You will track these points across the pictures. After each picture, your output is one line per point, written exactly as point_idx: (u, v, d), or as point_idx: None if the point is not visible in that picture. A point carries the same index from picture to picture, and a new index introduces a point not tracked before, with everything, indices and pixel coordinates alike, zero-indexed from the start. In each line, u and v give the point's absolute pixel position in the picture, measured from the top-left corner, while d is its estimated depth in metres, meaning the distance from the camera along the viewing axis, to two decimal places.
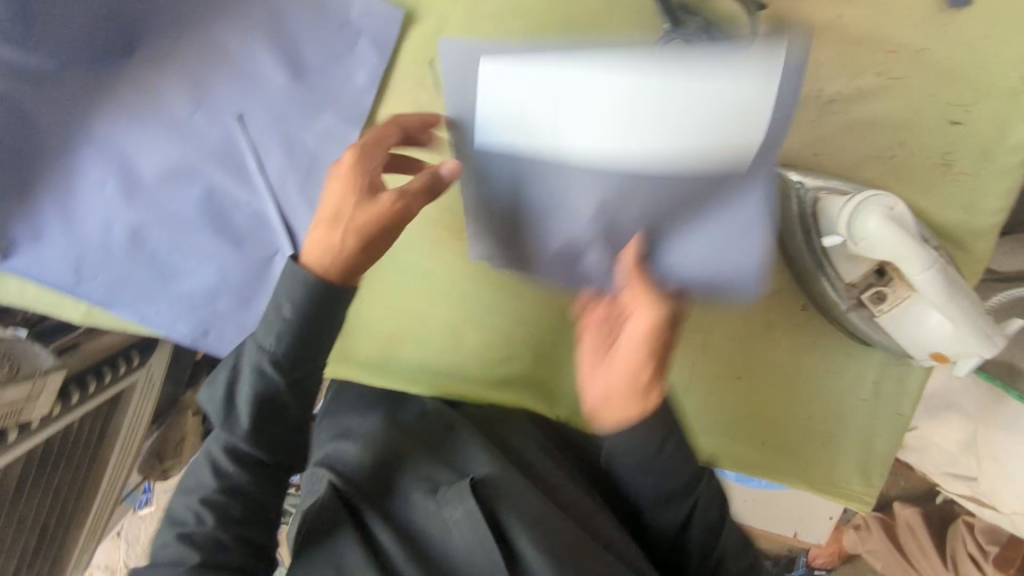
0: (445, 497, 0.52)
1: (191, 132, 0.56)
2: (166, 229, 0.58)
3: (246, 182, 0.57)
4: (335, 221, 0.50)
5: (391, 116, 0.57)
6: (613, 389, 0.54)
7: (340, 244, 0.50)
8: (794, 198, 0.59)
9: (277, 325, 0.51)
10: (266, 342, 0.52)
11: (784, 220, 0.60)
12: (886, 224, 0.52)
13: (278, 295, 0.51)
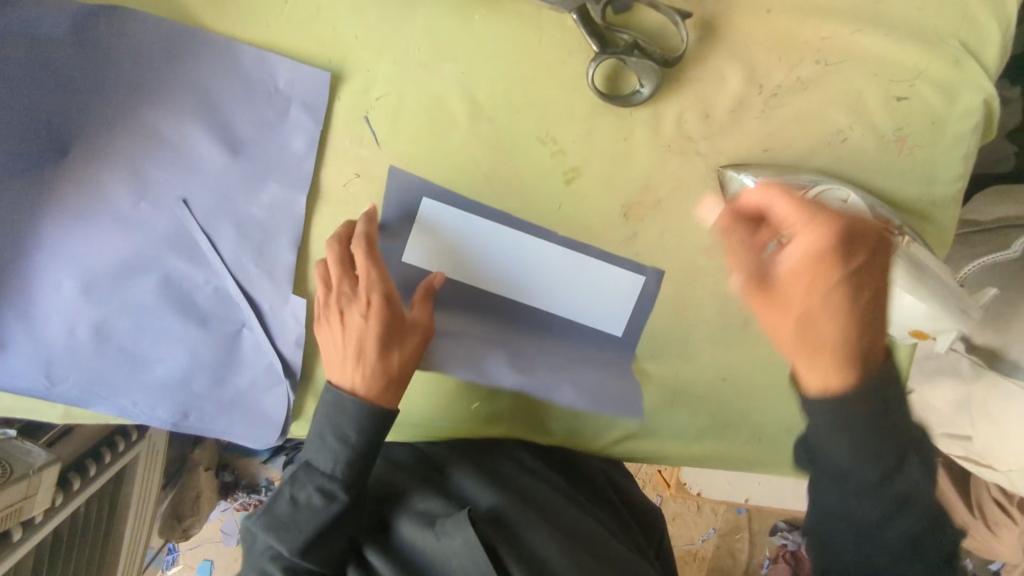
0: (444, 529, 0.51)
1: (139, 223, 0.56)
2: (129, 321, 0.58)
3: (201, 263, 0.57)
4: (345, 350, 0.54)
5: (335, 177, 0.57)
6: (795, 355, 0.46)
7: (365, 363, 0.54)
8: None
9: (340, 452, 0.53)
10: (325, 468, 0.53)
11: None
12: (836, 222, 0.50)
13: (330, 427, 0.54)
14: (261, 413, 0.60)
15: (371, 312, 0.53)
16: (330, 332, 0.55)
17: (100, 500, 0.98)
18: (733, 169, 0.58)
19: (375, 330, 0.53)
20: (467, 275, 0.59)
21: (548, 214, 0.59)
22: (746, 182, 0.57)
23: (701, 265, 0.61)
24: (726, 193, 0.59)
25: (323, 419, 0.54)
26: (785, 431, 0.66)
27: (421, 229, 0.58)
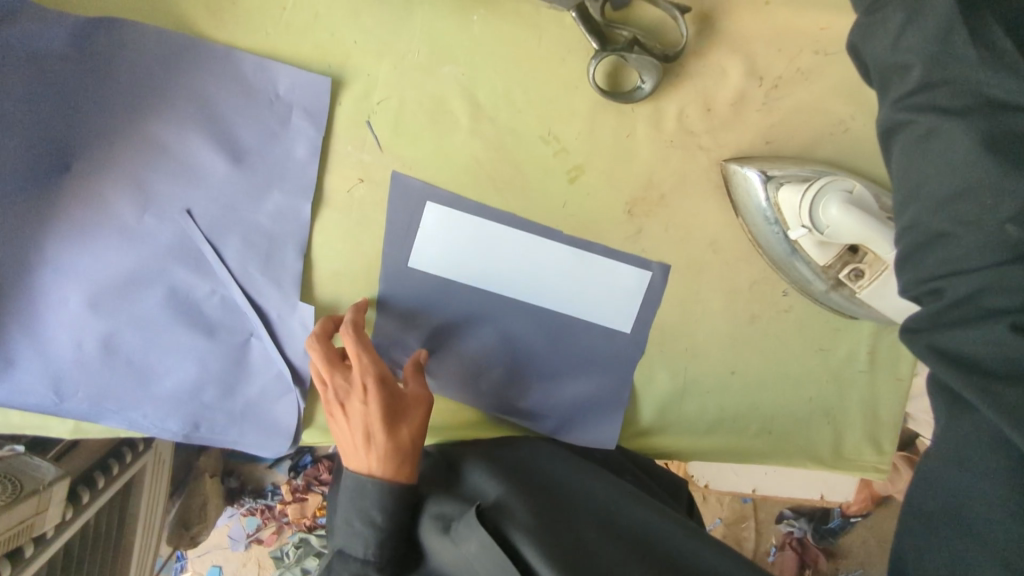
0: (458, 535, 0.52)
1: (143, 235, 0.56)
2: (137, 334, 0.57)
3: (207, 273, 0.57)
4: (355, 438, 0.55)
5: (339, 183, 0.57)
6: None
7: (374, 446, 0.54)
8: (756, 190, 0.58)
9: (367, 535, 0.53)
10: (358, 553, 0.54)
11: (749, 214, 0.59)
12: (846, 211, 0.50)
13: (353, 512, 0.54)
14: (271, 423, 0.60)
15: (369, 398, 0.54)
16: (339, 424, 0.56)
17: (110, 510, 0.98)
18: (737, 162, 0.58)
19: (375, 414, 0.54)
20: (474, 274, 0.58)
21: (554, 212, 0.59)
22: (751, 174, 0.58)
23: (707, 258, 0.61)
24: (730, 187, 0.59)
25: (348, 504, 0.55)
26: (796, 422, 0.66)
27: (426, 229, 0.57)
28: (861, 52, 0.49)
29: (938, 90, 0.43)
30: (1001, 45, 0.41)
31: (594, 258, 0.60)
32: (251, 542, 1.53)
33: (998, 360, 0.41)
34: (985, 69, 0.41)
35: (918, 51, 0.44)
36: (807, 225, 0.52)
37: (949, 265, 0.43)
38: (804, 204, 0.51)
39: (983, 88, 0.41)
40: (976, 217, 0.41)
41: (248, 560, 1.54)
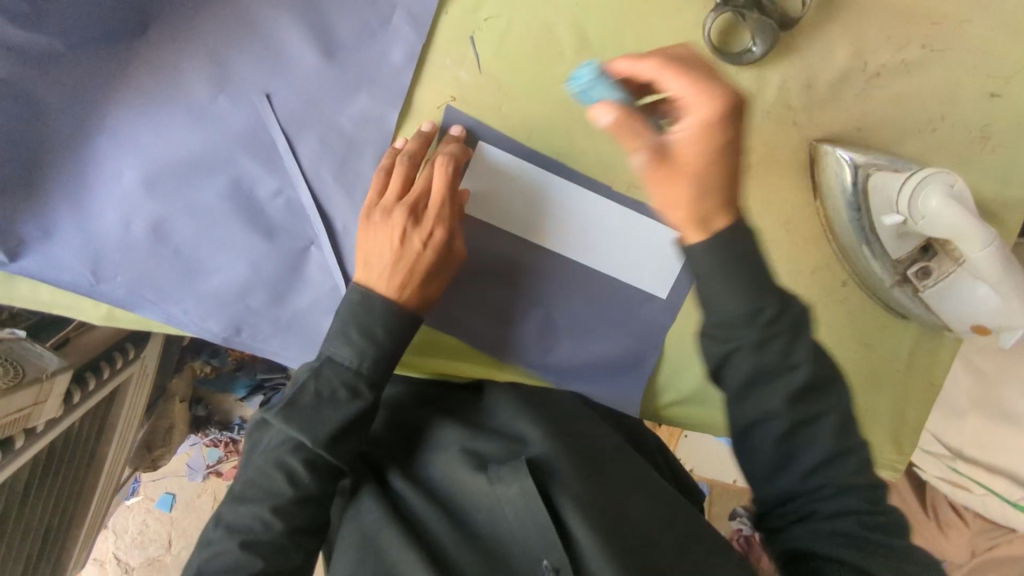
0: (498, 475, 0.49)
1: (214, 118, 0.52)
2: (190, 222, 0.54)
3: (276, 168, 0.53)
4: (391, 252, 0.51)
5: (430, 97, 0.54)
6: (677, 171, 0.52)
7: (404, 260, 0.51)
8: (844, 174, 0.57)
9: (365, 350, 0.50)
10: (350, 361, 0.50)
11: (830, 197, 0.59)
12: (948, 203, 0.50)
13: (358, 323, 0.51)
14: (317, 337, 0.57)
15: (435, 230, 0.51)
16: (380, 228, 0.52)
17: (93, 416, 0.94)
18: (829, 143, 0.58)
19: (434, 249, 0.51)
20: (523, 232, 0.57)
21: (639, 164, 0.57)
22: (842, 157, 0.57)
23: (777, 235, 0.61)
24: (815, 167, 0.59)
25: (348, 313, 0.51)
26: None
27: (477, 171, 0.56)
28: (717, 354, 0.43)
29: (753, 368, 0.42)
30: (716, 346, 0.43)
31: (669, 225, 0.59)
32: (210, 473, 1.49)
33: (849, 526, 0.43)
34: (754, 386, 0.42)
35: (739, 340, 0.42)
36: (903, 213, 0.53)
37: (775, 468, 0.44)
38: (907, 190, 0.52)
39: (767, 386, 0.42)
40: (803, 419, 0.42)
41: (204, 491, 1.50)
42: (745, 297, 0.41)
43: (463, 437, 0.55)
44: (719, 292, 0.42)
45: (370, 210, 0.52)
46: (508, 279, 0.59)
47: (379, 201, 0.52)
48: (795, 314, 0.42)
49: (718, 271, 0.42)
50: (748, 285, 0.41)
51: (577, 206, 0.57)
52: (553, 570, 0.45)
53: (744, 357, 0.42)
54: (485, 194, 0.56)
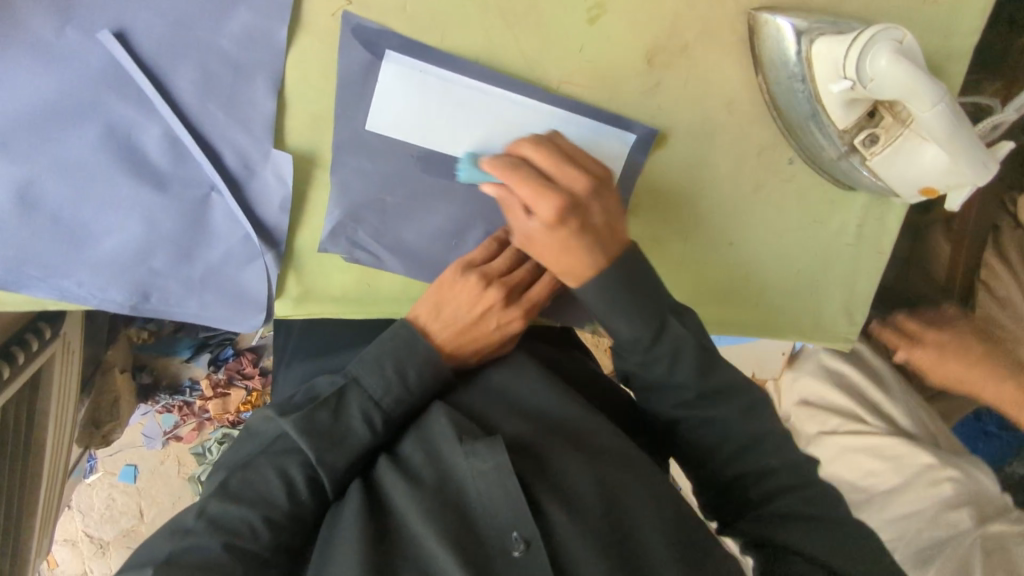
0: (474, 450, 0.48)
1: (64, 56, 0.44)
2: (63, 182, 0.46)
3: (152, 107, 0.46)
4: (466, 322, 0.55)
5: (321, 2, 0.46)
6: (554, 252, 0.49)
7: (479, 326, 0.56)
8: (787, 43, 0.53)
9: (393, 381, 0.53)
10: (372, 391, 0.52)
11: (772, 66, 0.55)
12: (896, 62, 0.47)
13: (392, 357, 0.53)
14: (239, 292, 0.52)
15: (515, 318, 0.56)
16: (568, 233, 0.47)
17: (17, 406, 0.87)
18: (768, 12, 0.53)
19: (503, 334, 0.57)
20: (438, 143, 0.51)
21: (568, 58, 0.52)
22: (783, 26, 0.53)
23: (720, 120, 0.57)
24: (756, 40, 0.55)
25: (381, 350, 0.54)
26: (773, 291, 0.66)
27: (386, 85, 0.49)
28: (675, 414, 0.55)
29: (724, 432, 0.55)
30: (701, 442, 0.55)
31: (603, 121, 0.55)
32: (169, 439, 1.45)
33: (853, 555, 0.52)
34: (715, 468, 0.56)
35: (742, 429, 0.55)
36: (850, 77, 0.50)
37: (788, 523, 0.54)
38: (853, 53, 0.49)
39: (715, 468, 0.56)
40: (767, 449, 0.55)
41: (166, 457, 1.46)
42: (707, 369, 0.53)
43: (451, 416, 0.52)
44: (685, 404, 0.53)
45: (464, 269, 0.54)
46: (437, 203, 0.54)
47: (480, 265, 0.55)
48: (750, 397, 0.55)
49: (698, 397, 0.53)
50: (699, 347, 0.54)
51: (507, 112, 0.52)
52: (523, 540, 0.45)
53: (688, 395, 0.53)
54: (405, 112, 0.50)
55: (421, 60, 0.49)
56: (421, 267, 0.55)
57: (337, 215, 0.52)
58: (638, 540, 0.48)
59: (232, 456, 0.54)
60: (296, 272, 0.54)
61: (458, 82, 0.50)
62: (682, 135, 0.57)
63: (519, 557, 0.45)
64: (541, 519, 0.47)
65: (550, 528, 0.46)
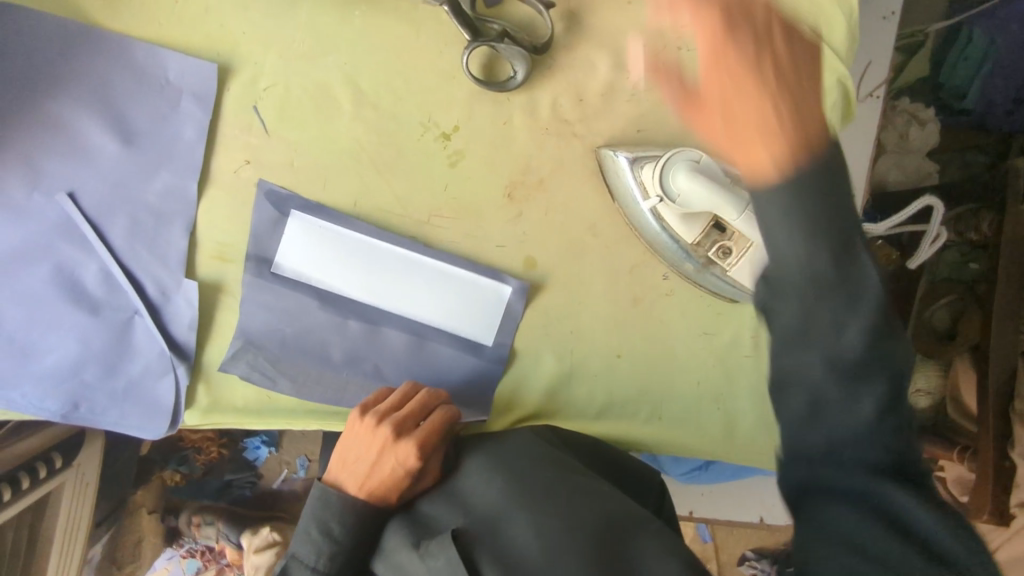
0: (427, 551, 0.51)
1: (30, 214, 0.58)
2: (19, 310, 0.58)
3: (90, 250, 0.59)
4: (369, 468, 0.57)
5: (224, 163, 0.59)
6: None
7: (378, 473, 0.57)
8: (625, 173, 0.60)
9: (321, 544, 0.55)
10: (308, 559, 0.55)
11: (621, 196, 0.61)
12: (689, 178, 0.55)
13: (314, 522, 0.56)
14: (154, 401, 0.61)
15: (409, 451, 0.56)
16: (735, 50, 0.33)
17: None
18: (609, 148, 0.61)
19: (409, 471, 0.57)
20: (331, 284, 0.61)
21: (435, 195, 0.62)
22: (620, 159, 0.60)
23: (586, 241, 0.64)
24: (604, 172, 0.62)
25: (309, 515, 0.57)
26: (680, 407, 0.66)
27: (278, 228, 0.60)
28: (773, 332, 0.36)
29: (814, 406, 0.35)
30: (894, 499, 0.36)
31: (480, 273, 0.62)
32: None
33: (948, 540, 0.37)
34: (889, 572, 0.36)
35: (809, 289, 0.33)
36: (659, 194, 0.58)
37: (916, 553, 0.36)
38: (655, 174, 0.57)
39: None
40: (854, 451, 0.36)
41: None
42: (812, 267, 0.33)
43: (411, 530, 0.54)
44: (799, 372, 0.35)
45: (363, 414, 0.59)
46: (327, 326, 0.61)
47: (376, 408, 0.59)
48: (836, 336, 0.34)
49: (799, 396, 0.36)
50: (879, 334, 0.34)
51: (392, 263, 0.61)
52: None
53: (846, 413, 0.35)
54: (291, 244, 0.60)
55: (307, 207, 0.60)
56: (315, 382, 0.62)
57: (239, 343, 0.61)
58: None
59: None
60: (206, 384, 0.62)
61: (339, 221, 0.60)
62: (553, 257, 0.64)
63: None
64: None
65: None
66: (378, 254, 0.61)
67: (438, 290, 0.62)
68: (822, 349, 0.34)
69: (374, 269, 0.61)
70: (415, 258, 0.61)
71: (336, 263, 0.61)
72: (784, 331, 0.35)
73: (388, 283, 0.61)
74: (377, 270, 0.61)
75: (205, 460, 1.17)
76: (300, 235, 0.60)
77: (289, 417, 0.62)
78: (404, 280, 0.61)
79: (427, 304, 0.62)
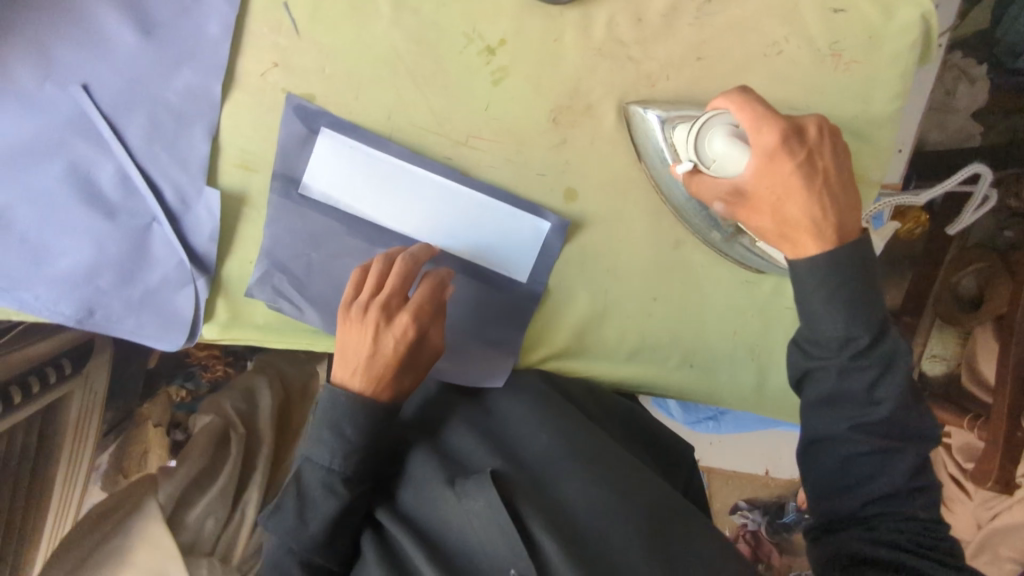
0: (464, 490, 0.50)
1: (43, 105, 0.54)
2: (32, 208, 0.55)
3: (107, 149, 0.55)
4: (367, 356, 0.53)
5: (251, 65, 0.55)
6: None
7: (377, 359, 0.54)
8: (654, 132, 0.57)
9: (337, 446, 0.52)
10: (322, 460, 0.52)
11: (648, 155, 0.58)
12: (729, 143, 0.48)
13: (328, 421, 0.53)
14: (172, 312, 0.58)
15: (405, 325, 0.53)
16: (790, 170, 0.46)
17: (8, 436, 0.88)
18: (638, 105, 0.57)
19: (407, 345, 0.53)
20: (362, 210, 0.57)
21: (475, 115, 0.58)
22: (650, 117, 0.57)
23: (631, 176, 0.60)
24: (630, 130, 0.58)
25: (322, 415, 0.54)
26: (714, 356, 0.64)
27: (307, 141, 0.56)
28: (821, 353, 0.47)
29: (839, 387, 0.46)
30: (880, 447, 0.47)
31: (519, 206, 0.59)
32: None
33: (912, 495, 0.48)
34: (862, 486, 0.47)
35: (859, 326, 0.45)
36: (693, 159, 0.51)
37: (874, 488, 0.47)
38: (690, 136, 0.50)
39: (864, 490, 0.47)
40: (865, 404, 0.46)
41: None
42: (859, 327, 0.45)
43: (439, 469, 0.54)
44: (830, 341, 0.46)
45: (349, 308, 0.54)
46: (353, 248, 0.58)
47: (359, 296, 0.54)
48: (890, 342, 0.46)
49: (833, 368, 0.46)
50: (857, 314, 0.45)
51: (429, 190, 0.57)
52: None
53: (827, 374, 0.47)
54: (318, 158, 0.56)
55: (340, 122, 0.56)
56: (338, 312, 0.59)
57: (264, 264, 0.58)
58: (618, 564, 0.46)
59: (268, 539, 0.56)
60: (225, 298, 0.59)
61: (376, 148, 0.56)
62: (594, 191, 0.60)
63: None
64: (535, 551, 0.47)
65: (539, 544, 0.47)
66: (412, 185, 0.57)
67: (472, 227, 0.59)
68: (843, 324, 0.45)
69: (407, 199, 0.57)
70: (452, 191, 0.58)
71: (367, 191, 0.57)
72: (843, 328, 0.45)
73: (420, 216, 0.58)
74: (410, 201, 0.57)
75: (211, 376, 1.17)
76: (331, 156, 0.56)
77: (311, 338, 0.60)
78: (437, 214, 0.58)
79: (460, 240, 0.59)
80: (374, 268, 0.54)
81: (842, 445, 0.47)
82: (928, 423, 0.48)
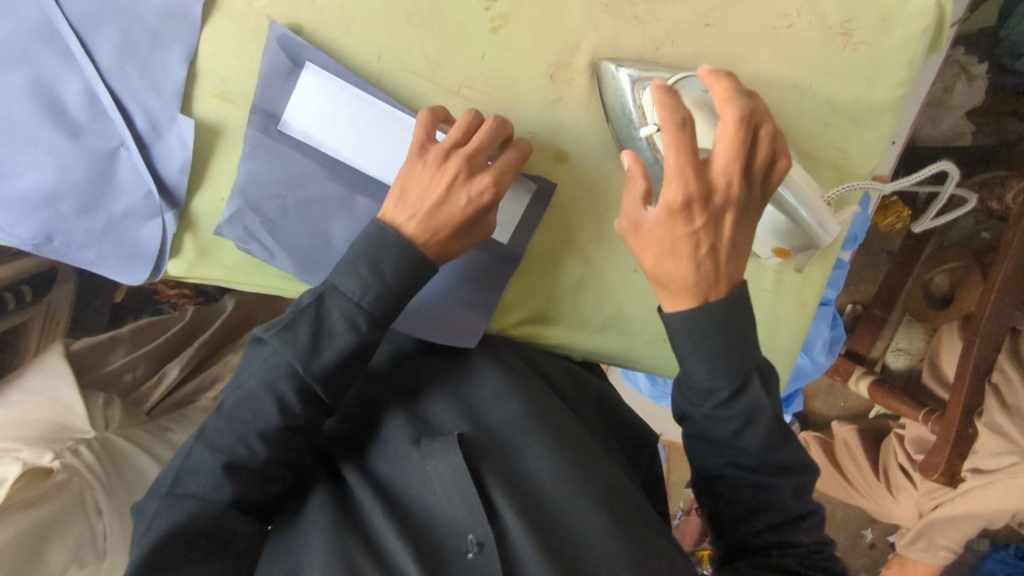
0: (429, 451, 0.48)
1: (6, 10, 0.50)
2: None
3: (73, 64, 0.51)
4: (436, 205, 0.49)
5: None
6: None
7: (442, 213, 0.49)
8: (624, 92, 0.54)
9: (370, 283, 0.47)
10: (352, 297, 0.47)
11: (615, 117, 0.55)
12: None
13: (368, 256, 0.48)
14: (136, 245, 0.56)
15: (484, 185, 0.50)
16: (681, 234, 0.42)
17: None
18: (610, 61, 0.55)
19: (479, 206, 0.50)
20: (343, 153, 0.54)
21: (470, 63, 0.55)
22: (620, 75, 0.54)
23: None
24: (600, 89, 0.56)
25: (359, 247, 0.48)
26: None
27: (291, 76, 0.53)
28: (688, 403, 0.46)
29: (711, 434, 0.45)
30: (755, 478, 0.46)
31: None
32: None
33: (799, 520, 0.47)
34: (747, 517, 0.47)
35: (722, 377, 0.43)
36: (656, 124, 0.51)
37: (762, 518, 0.47)
38: None
39: (750, 519, 0.47)
40: (740, 447, 0.45)
41: None
42: (720, 379, 0.43)
43: (403, 422, 0.52)
44: (699, 389, 0.44)
45: (421, 152, 0.50)
46: (330, 194, 0.56)
47: (434, 144, 0.51)
48: (753, 398, 0.43)
49: (702, 415, 0.45)
50: (716, 360, 0.43)
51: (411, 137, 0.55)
52: (478, 544, 0.43)
53: (695, 419, 0.46)
54: (300, 93, 0.53)
55: (326, 56, 0.53)
56: (309, 261, 0.56)
57: (237, 203, 0.55)
58: (583, 544, 0.44)
59: (234, 375, 0.51)
60: (193, 236, 0.57)
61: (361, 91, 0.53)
62: (586, 154, 0.58)
63: (472, 559, 0.43)
64: (496, 521, 0.45)
65: (500, 516, 0.45)
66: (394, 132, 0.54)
67: None
68: (707, 372, 0.43)
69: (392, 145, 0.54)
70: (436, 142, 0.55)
71: (348, 133, 0.53)
72: (707, 379, 0.43)
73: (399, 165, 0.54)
74: (391, 149, 0.54)
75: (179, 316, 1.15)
76: (314, 91, 0.53)
77: (279, 281, 0.58)
78: None
79: None
80: (432, 118, 0.50)
81: (722, 476, 0.47)
82: (800, 453, 0.47)
